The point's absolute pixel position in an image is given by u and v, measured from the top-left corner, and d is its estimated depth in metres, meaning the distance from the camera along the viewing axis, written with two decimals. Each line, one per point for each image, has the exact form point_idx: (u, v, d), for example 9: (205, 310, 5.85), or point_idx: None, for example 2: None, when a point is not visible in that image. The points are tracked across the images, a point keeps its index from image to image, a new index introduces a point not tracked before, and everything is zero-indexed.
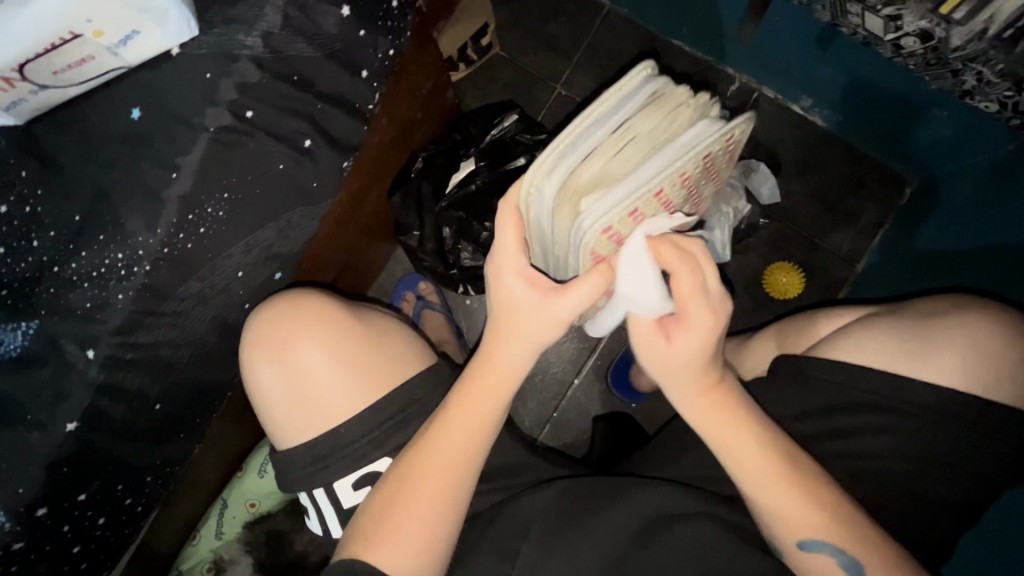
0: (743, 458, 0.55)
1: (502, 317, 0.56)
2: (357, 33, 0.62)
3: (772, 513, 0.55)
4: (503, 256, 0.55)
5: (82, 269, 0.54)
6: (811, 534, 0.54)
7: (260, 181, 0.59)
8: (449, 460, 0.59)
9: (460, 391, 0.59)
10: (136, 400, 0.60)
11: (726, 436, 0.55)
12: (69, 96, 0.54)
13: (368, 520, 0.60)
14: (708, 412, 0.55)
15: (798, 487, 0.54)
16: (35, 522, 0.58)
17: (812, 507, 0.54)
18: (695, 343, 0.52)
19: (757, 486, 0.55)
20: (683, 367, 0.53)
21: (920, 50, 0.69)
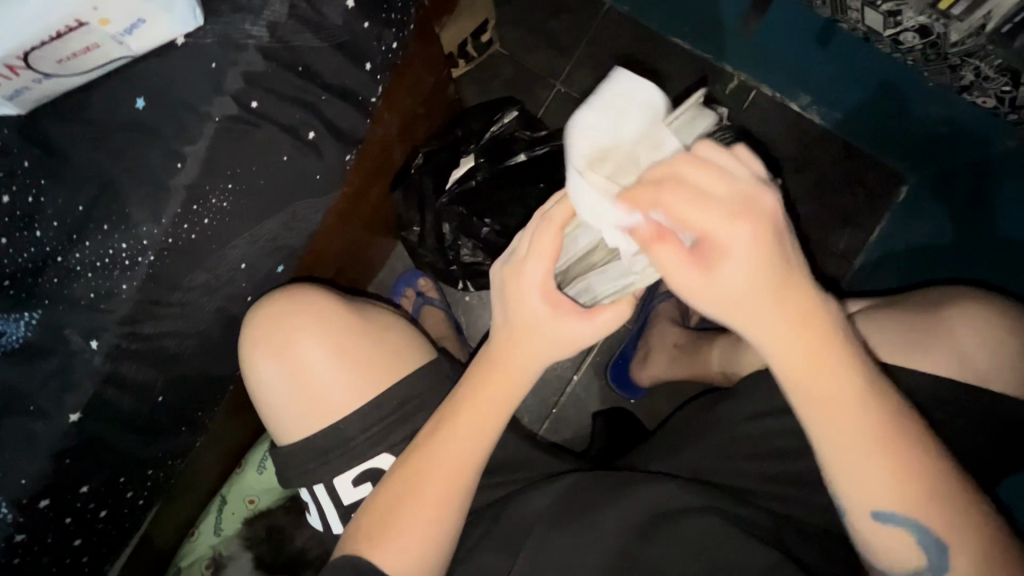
0: (828, 416, 0.46)
1: (520, 334, 0.55)
2: (362, 25, 0.62)
3: (847, 481, 0.48)
4: (534, 279, 0.52)
5: (86, 259, 0.54)
6: (889, 503, 0.48)
7: (265, 172, 0.59)
8: (457, 465, 0.58)
9: (470, 397, 0.58)
10: (139, 392, 0.60)
11: (816, 388, 0.46)
12: (73, 86, 0.54)
13: (371, 522, 0.59)
14: (802, 359, 0.45)
15: (889, 452, 0.47)
16: (38, 513, 0.58)
17: (899, 474, 0.47)
18: (745, 264, 0.41)
19: (843, 447, 0.47)
20: (766, 303, 0.43)
21: (919, 45, 0.70)
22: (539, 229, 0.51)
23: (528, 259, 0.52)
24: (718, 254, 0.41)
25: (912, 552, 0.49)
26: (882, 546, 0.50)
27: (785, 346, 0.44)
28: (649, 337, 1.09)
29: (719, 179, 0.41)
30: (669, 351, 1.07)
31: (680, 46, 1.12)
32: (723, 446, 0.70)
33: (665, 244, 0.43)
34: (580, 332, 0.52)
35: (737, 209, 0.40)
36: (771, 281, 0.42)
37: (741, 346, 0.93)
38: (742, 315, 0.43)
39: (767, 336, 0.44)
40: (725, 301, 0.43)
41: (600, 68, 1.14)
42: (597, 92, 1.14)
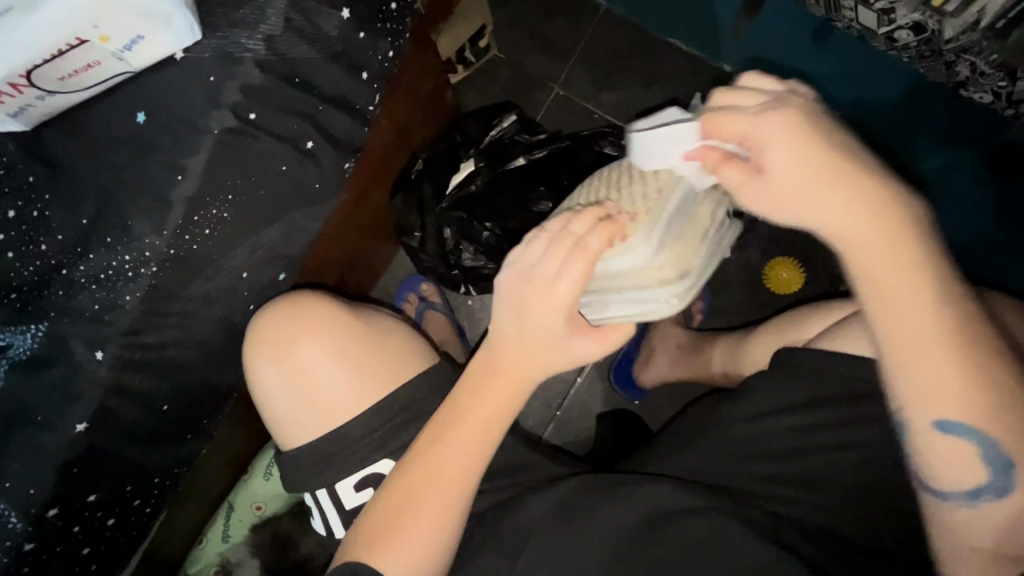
0: (899, 303, 0.44)
1: (528, 342, 0.55)
2: (357, 35, 0.63)
3: (902, 380, 0.45)
4: (556, 296, 0.52)
5: (89, 271, 0.55)
6: (955, 412, 0.43)
7: (264, 181, 0.60)
8: (461, 469, 0.59)
9: (475, 400, 0.58)
10: (145, 401, 0.61)
11: (877, 274, 0.44)
12: (75, 102, 0.55)
13: (376, 524, 0.59)
14: (870, 241, 0.44)
15: (968, 347, 0.43)
16: (47, 523, 0.59)
17: (976, 378, 0.43)
18: (789, 152, 0.45)
19: (907, 345, 0.44)
20: (823, 187, 0.44)
21: (914, 42, 0.70)
22: (580, 253, 0.51)
23: (555, 279, 0.51)
24: (761, 151, 0.45)
25: (974, 470, 0.45)
26: (940, 465, 0.45)
27: (845, 226, 0.44)
28: (652, 338, 1.09)
29: (740, 108, 0.47)
30: (671, 351, 1.07)
31: (678, 47, 1.13)
32: (726, 447, 0.70)
33: (728, 165, 0.48)
34: (594, 346, 0.55)
35: (765, 107, 0.46)
36: (828, 164, 0.44)
37: (741, 344, 0.94)
38: (800, 198, 0.45)
39: (831, 222, 0.44)
40: (778, 197, 0.45)
41: (598, 71, 1.14)
42: (595, 95, 1.15)
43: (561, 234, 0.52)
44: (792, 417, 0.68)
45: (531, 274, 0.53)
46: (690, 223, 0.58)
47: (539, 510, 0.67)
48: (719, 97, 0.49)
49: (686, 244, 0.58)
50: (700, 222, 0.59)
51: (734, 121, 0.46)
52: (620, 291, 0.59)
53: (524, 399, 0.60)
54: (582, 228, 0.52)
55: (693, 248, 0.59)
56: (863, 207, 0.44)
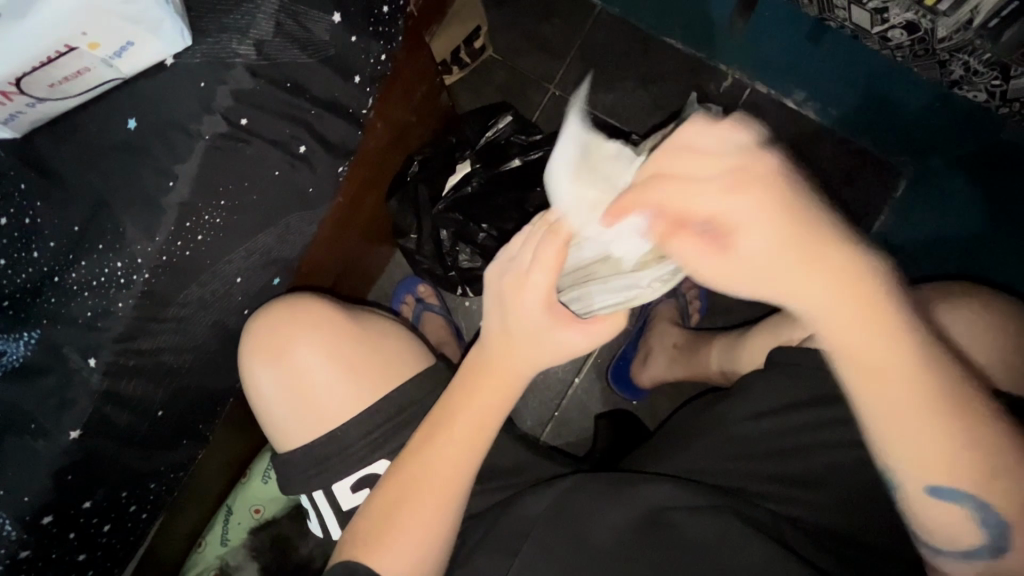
0: (878, 375, 0.46)
1: (514, 340, 0.55)
2: (349, 38, 0.63)
3: (901, 452, 0.47)
4: (536, 287, 0.51)
5: (83, 277, 0.55)
6: (943, 478, 0.47)
7: (257, 186, 0.60)
8: (452, 470, 0.58)
9: (465, 401, 0.58)
10: (139, 407, 0.61)
11: (856, 349, 0.46)
12: (66, 108, 0.54)
13: (368, 525, 0.59)
14: (840, 318, 0.45)
15: (949, 412, 0.45)
16: (42, 529, 0.59)
17: (960, 438, 0.46)
18: (762, 244, 0.44)
19: (899, 416, 0.46)
20: (784, 269, 0.44)
21: (907, 42, 0.71)
22: (552, 237, 0.50)
23: (533, 269, 0.51)
24: (733, 233, 0.44)
25: (967, 531, 0.48)
26: (931, 523, 0.49)
27: (822, 306, 0.45)
28: (649, 338, 1.09)
29: (700, 174, 0.45)
30: (668, 351, 1.07)
31: (674, 46, 1.12)
32: (723, 448, 0.70)
33: (684, 234, 0.46)
34: (577, 339, 0.54)
35: (736, 174, 0.44)
36: (790, 246, 0.44)
37: (738, 344, 0.94)
38: (775, 286, 0.45)
39: (806, 301, 0.45)
40: (744, 276, 0.44)
41: (594, 71, 1.14)
42: (591, 94, 1.14)
43: (542, 221, 0.53)
44: (788, 417, 0.68)
45: (515, 264, 0.54)
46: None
47: (535, 512, 0.67)
48: (672, 150, 0.46)
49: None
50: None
51: (698, 205, 0.45)
52: (603, 275, 0.54)
53: (515, 400, 0.59)
54: (557, 211, 0.52)
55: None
56: (837, 284, 0.45)
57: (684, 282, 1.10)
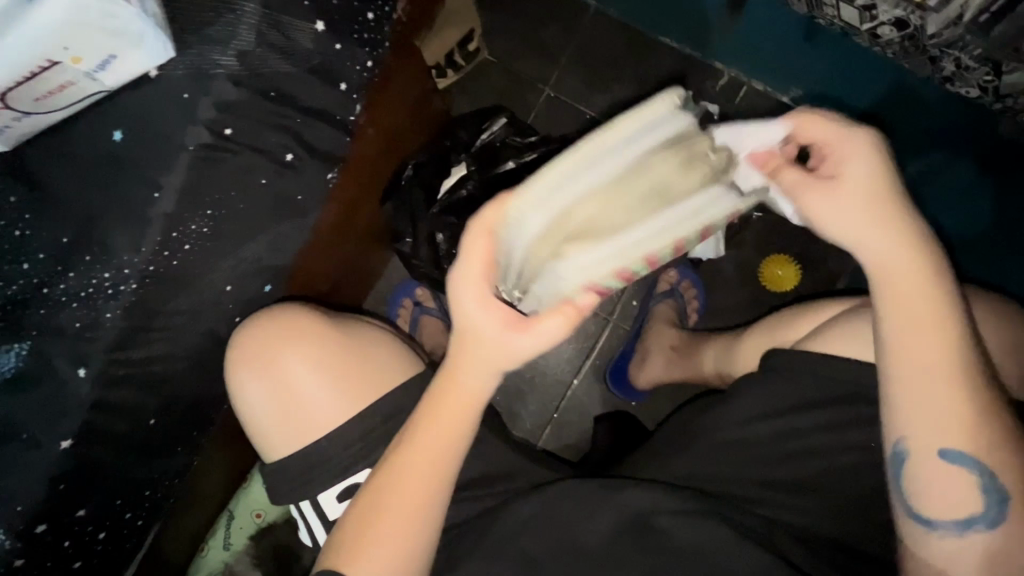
0: (909, 319, 0.52)
1: (468, 341, 0.55)
2: (334, 46, 0.63)
3: (911, 409, 0.51)
4: (473, 278, 0.53)
5: (70, 289, 0.56)
6: (953, 439, 0.50)
7: (243, 196, 0.61)
8: (429, 474, 0.59)
9: (433, 406, 0.58)
10: (131, 416, 0.62)
11: (897, 296, 0.52)
12: (53, 122, 0.55)
13: (347, 532, 0.60)
14: (907, 266, 0.52)
15: (959, 376, 0.50)
16: (37, 538, 0.60)
17: (965, 408, 0.50)
18: (868, 169, 0.52)
19: (918, 370, 0.51)
20: (875, 222, 0.52)
21: (897, 39, 0.71)
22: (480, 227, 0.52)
23: (463, 262, 0.53)
24: (840, 164, 0.53)
25: (972, 498, 0.50)
26: (937, 494, 0.51)
27: (886, 253, 0.52)
28: (647, 340, 1.08)
29: (834, 119, 0.53)
30: (666, 352, 1.06)
31: (670, 46, 1.12)
32: (716, 450, 0.69)
33: (789, 168, 0.54)
34: (523, 342, 0.53)
35: (870, 140, 0.52)
36: (880, 192, 0.52)
37: (735, 346, 0.92)
38: (859, 222, 0.52)
39: (874, 243, 0.52)
40: (844, 209, 0.52)
41: (589, 73, 1.14)
42: (587, 95, 1.14)
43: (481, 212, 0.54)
44: (783, 419, 0.68)
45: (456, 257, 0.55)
46: (631, 177, 0.50)
47: (527, 518, 0.67)
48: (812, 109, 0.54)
49: (620, 201, 0.50)
50: (649, 176, 0.50)
51: (812, 133, 0.53)
52: (543, 263, 0.51)
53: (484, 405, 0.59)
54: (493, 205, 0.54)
55: (632, 205, 0.50)
56: (904, 238, 0.52)
57: (682, 282, 1.09)
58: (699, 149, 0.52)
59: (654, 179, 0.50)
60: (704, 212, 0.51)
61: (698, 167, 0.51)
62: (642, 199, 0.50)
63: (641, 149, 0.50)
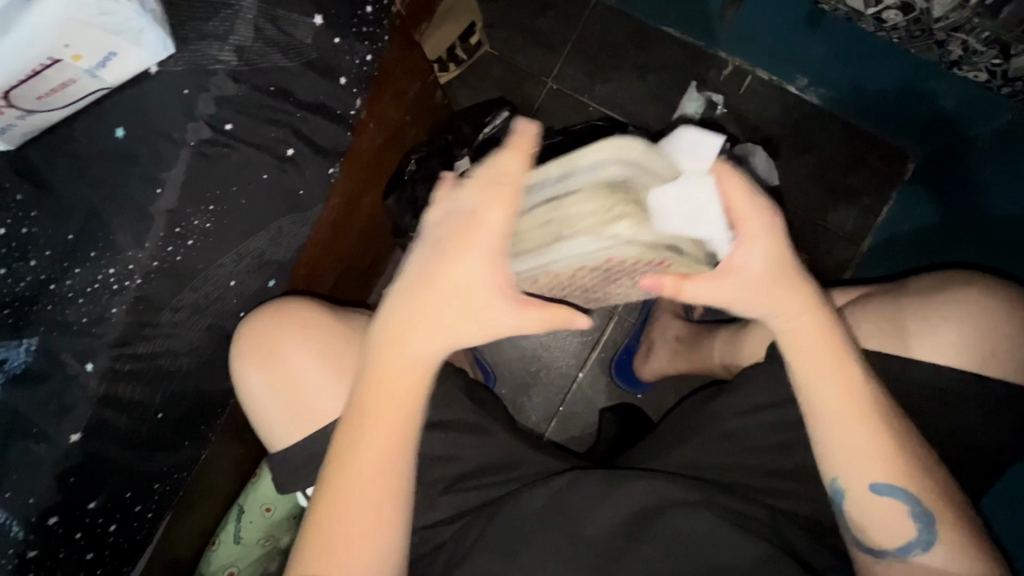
0: (822, 382, 0.55)
1: (442, 309, 0.48)
2: (332, 41, 0.63)
3: (843, 454, 0.55)
4: (491, 233, 0.47)
5: (77, 285, 0.57)
6: (882, 476, 0.55)
7: (245, 191, 0.61)
8: (385, 480, 0.53)
9: (368, 401, 0.52)
10: (138, 409, 0.62)
11: (801, 359, 0.55)
12: (57, 120, 0.56)
13: (304, 555, 0.53)
14: (815, 334, 0.54)
15: (875, 416, 0.54)
16: (49, 530, 0.61)
17: (889, 446, 0.55)
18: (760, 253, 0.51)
19: (836, 424, 0.54)
20: (783, 300, 0.53)
21: (903, 23, 0.70)
22: (493, 174, 0.47)
23: (481, 208, 0.47)
24: (744, 243, 0.50)
25: (905, 526, 0.55)
26: (876, 521, 0.56)
27: (798, 323, 0.54)
28: (651, 333, 1.08)
29: (748, 191, 0.50)
30: (670, 345, 1.05)
31: (672, 35, 1.11)
32: (720, 441, 0.69)
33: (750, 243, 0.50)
34: (506, 319, 0.49)
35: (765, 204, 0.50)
36: (787, 265, 0.52)
37: (738, 338, 0.89)
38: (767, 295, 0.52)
39: (788, 315, 0.54)
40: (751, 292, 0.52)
41: (591, 64, 1.13)
42: (589, 87, 1.13)
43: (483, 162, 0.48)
44: (787, 409, 0.67)
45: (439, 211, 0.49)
46: (548, 210, 0.52)
47: (531, 509, 0.66)
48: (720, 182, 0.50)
49: (533, 229, 0.52)
50: (554, 208, 0.51)
51: (728, 203, 0.50)
52: None
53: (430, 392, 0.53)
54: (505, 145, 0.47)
55: (535, 237, 0.52)
56: (809, 301, 0.54)
57: None
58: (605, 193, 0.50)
59: (564, 218, 0.51)
60: (573, 260, 0.51)
61: (601, 209, 0.50)
62: (544, 232, 0.52)
63: (563, 182, 0.51)
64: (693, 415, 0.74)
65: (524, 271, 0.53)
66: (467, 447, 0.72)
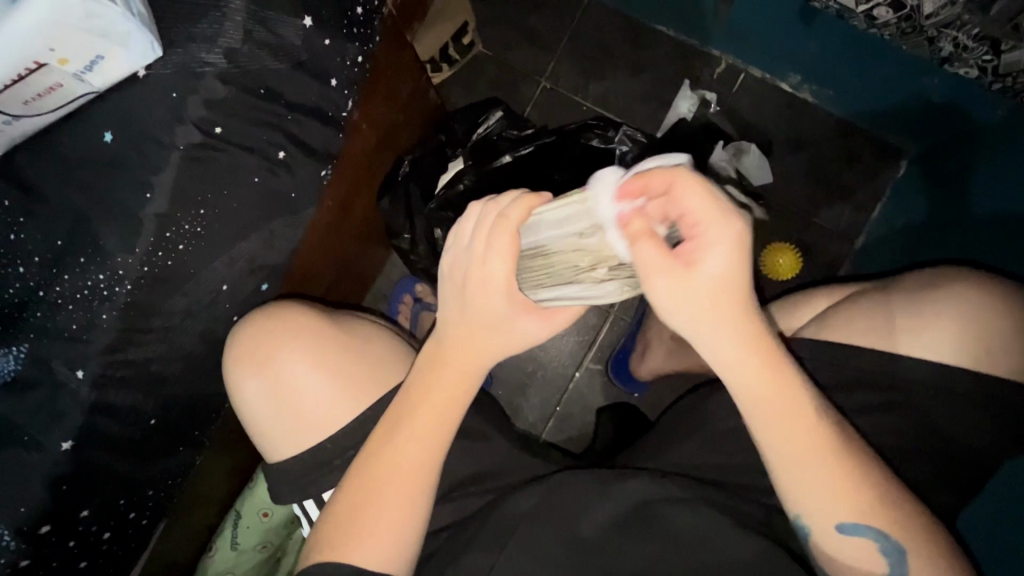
0: (780, 421, 0.52)
1: (479, 325, 0.56)
2: (323, 42, 0.63)
3: (800, 492, 0.54)
4: (500, 276, 0.52)
5: (65, 291, 0.56)
6: (849, 515, 0.54)
7: (235, 194, 0.60)
8: (419, 467, 0.59)
9: (423, 391, 0.59)
10: (130, 416, 0.62)
11: (756, 395, 0.52)
12: (43, 125, 0.56)
13: (335, 523, 0.60)
14: (751, 365, 0.51)
15: (835, 456, 0.53)
16: (41, 539, 0.60)
17: (853, 486, 0.54)
18: (714, 263, 0.47)
19: (795, 464, 0.53)
20: (706, 307, 0.48)
21: (893, 20, 0.72)
22: (501, 224, 0.50)
23: (489, 255, 0.51)
24: (701, 251, 0.47)
25: (875, 563, 0.55)
26: (845, 554, 0.55)
27: (728, 357, 0.51)
28: (647, 331, 1.05)
29: (707, 194, 0.46)
30: (666, 344, 1.02)
31: (665, 34, 1.11)
32: (716, 440, 0.69)
33: (649, 239, 0.46)
34: (538, 330, 0.55)
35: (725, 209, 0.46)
36: (732, 289, 0.48)
37: None
38: (709, 316, 0.49)
39: (717, 348, 0.50)
40: (686, 305, 0.48)
41: (584, 62, 1.12)
42: (584, 86, 1.12)
43: (488, 205, 0.52)
44: None
45: (456, 248, 0.54)
46: (539, 256, 0.53)
47: (527, 513, 0.66)
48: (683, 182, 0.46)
49: (531, 268, 0.54)
50: (545, 258, 0.52)
51: (681, 202, 0.46)
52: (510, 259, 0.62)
53: (475, 390, 0.60)
54: (507, 198, 0.51)
55: (536, 277, 0.54)
56: (738, 336, 0.50)
57: None
58: (585, 249, 0.49)
59: (554, 266, 0.52)
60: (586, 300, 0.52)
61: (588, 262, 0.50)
62: (541, 275, 0.54)
63: (541, 238, 0.51)
64: (688, 415, 0.74)
65: (548, 300, 0.55)
66: (463, 450, 0.72)
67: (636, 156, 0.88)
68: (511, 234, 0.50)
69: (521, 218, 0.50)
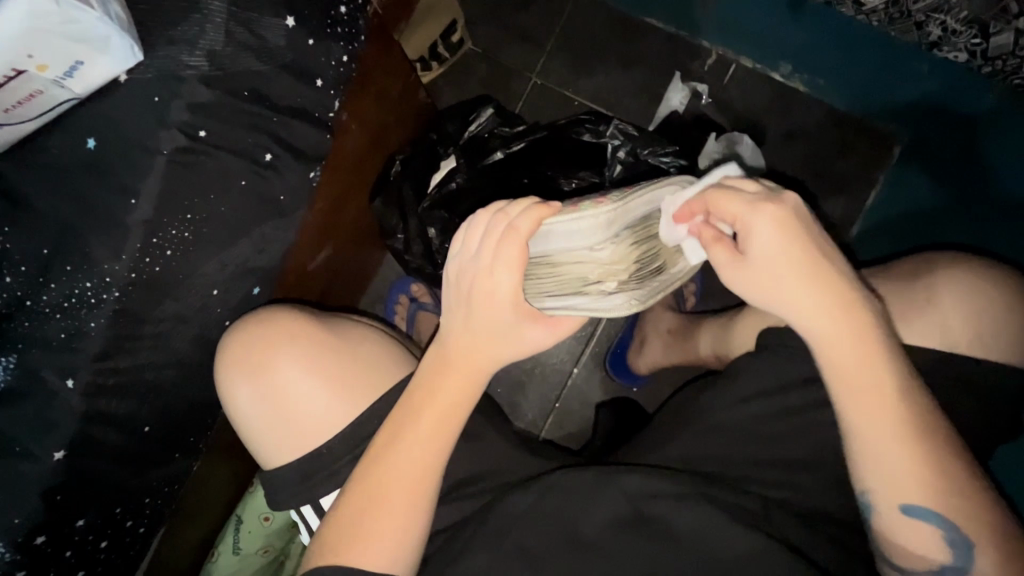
0: (865, 387, 0.53)
1: (479, 330, 0.56)
2: (307, 42, 0.62)
3: (873, 466, 0.54)
4: (507, 287, 0.53)
5: (54, 301, 0.55)
6: (914, 496, 0.53)
7: (222, 198, 0.60)
8: (422, 469, 0.59)
9: (427, 395, 0.59)
10: (124, 425, 0.62)
11: (836, 355, 0.53)
12: (21, 134, 0.54)
13: (338, 528, 0.59)
14: (834, 336, 0.53)
15: (912, 430, 0.52)
16: (36, 550, 0.60)
17: (925, 465, 0.53)
18: (767, 243, 0.52)
19: (872, 437, 0.53)
20: (785, 278, 0.52)
21: (881, 6, 0.78)
22: (511, 234, 0.51)
23: (496, 267, 0.52)
24: (746, 234, 0.53)
25: (938, 552, 0.54)
26: (905, 540, 0.55)
27: (818, 325, 0.53)
28: (644, 326, 1.08)
29: (739, 192, 0.53)
30: (663, 336, 1.05)
31: (655, 26, 1.10)
32: (713, 433, 0.69)
33: (719, 245, 0.55)
34: (544, 338, 0.57)
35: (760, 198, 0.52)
36: (799, 262, 0.52)
37: (730, 326, 0.89)
38: (783, 287, 0.53)
39: (796, 311, 0.53)
40: (757, 278, 0.53)
41: (574, 58, 1.12)
42: (575, 81, 1.12)
43: (496, 215, 0.52)
44: (779, 399, 0.67)
45: (461, 256, 0.55)
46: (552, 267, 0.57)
47: (524, 509, 0.66)
48: (722, 195, 0.53)
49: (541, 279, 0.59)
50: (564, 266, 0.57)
51: (724, 208, 0.53)
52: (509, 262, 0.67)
53: (479, 394, 0.60)
54: (519, 210, 0.51)
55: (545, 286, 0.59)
56: (821, 305, 0.53)
57: None
58: (610, 258, 0.56)
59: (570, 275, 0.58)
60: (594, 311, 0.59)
61: (612, 270, 0.57)
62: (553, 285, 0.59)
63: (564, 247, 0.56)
64: (687, 407, 0.74)
65: (555, 309, 0.59)
66: (460, 449, 0.72)
67: (628, 151, 0.87)
68: (520, 244, 0.51)
69: (532, 229, 0.51)
